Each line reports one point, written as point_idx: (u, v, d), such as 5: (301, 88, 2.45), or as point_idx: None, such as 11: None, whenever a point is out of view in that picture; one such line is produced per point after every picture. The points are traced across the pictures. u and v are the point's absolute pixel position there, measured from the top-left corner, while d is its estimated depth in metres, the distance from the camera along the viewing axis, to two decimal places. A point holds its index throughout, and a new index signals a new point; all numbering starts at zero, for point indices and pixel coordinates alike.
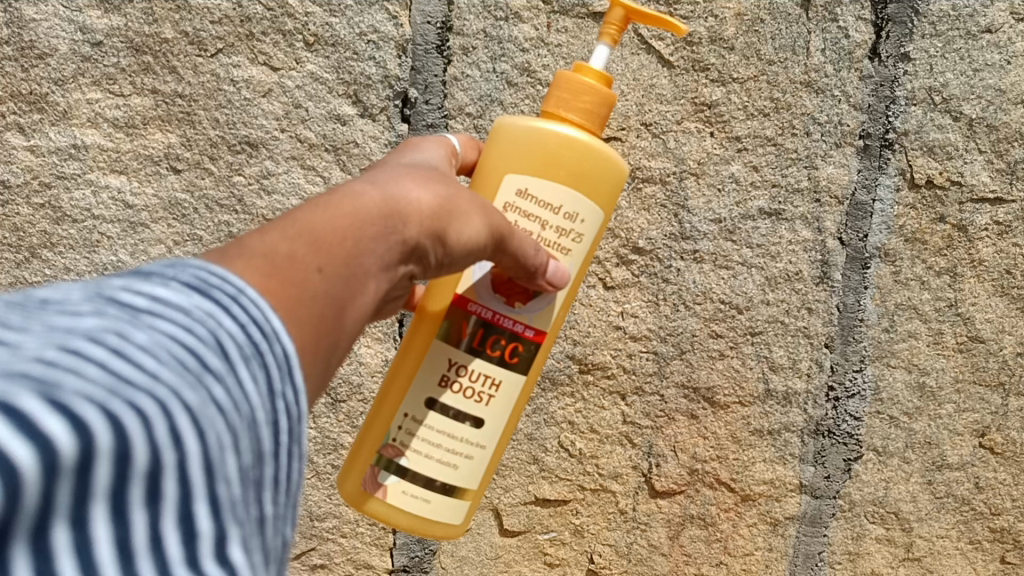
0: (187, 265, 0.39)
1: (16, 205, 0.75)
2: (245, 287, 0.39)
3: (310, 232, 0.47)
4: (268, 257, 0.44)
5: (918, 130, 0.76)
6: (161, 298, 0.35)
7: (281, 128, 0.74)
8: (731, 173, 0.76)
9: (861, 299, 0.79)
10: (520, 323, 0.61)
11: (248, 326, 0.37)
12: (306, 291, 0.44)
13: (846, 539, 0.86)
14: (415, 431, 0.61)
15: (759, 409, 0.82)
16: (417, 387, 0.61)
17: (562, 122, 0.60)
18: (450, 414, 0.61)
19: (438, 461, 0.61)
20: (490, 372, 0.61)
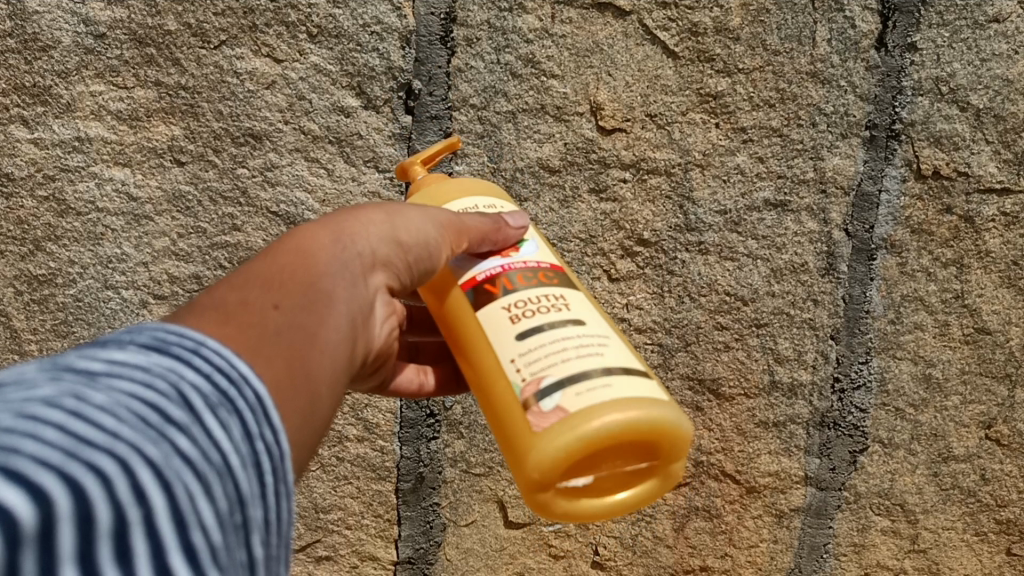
0: (145, 328, 0.40)
1: (19, 198, 0.75)
2: (203, 340, 0.40)
3: (264, 275, 0.49)
4: (221, 305, 0.45)
5: (925, 121, 0.75)
6: (117, 358, 0.36)
7: (285, 120, 0.74)
8: (737, 164, 0.76)
9: (867, 291, 0.79)
10: (528, 261, 0.62)
11: (213, 375, 0.38)
12: (269, 324, 0.45)
13: (852, 530, 0.87)
14: (533, 357, 0.56)
15: (765, 401, 0.82)
16: (500, 340, 0.58)
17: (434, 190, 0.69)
18: (547, 330, 0.57)
19: (579, 357, 0.56)
20: (540, 291, 0.60)
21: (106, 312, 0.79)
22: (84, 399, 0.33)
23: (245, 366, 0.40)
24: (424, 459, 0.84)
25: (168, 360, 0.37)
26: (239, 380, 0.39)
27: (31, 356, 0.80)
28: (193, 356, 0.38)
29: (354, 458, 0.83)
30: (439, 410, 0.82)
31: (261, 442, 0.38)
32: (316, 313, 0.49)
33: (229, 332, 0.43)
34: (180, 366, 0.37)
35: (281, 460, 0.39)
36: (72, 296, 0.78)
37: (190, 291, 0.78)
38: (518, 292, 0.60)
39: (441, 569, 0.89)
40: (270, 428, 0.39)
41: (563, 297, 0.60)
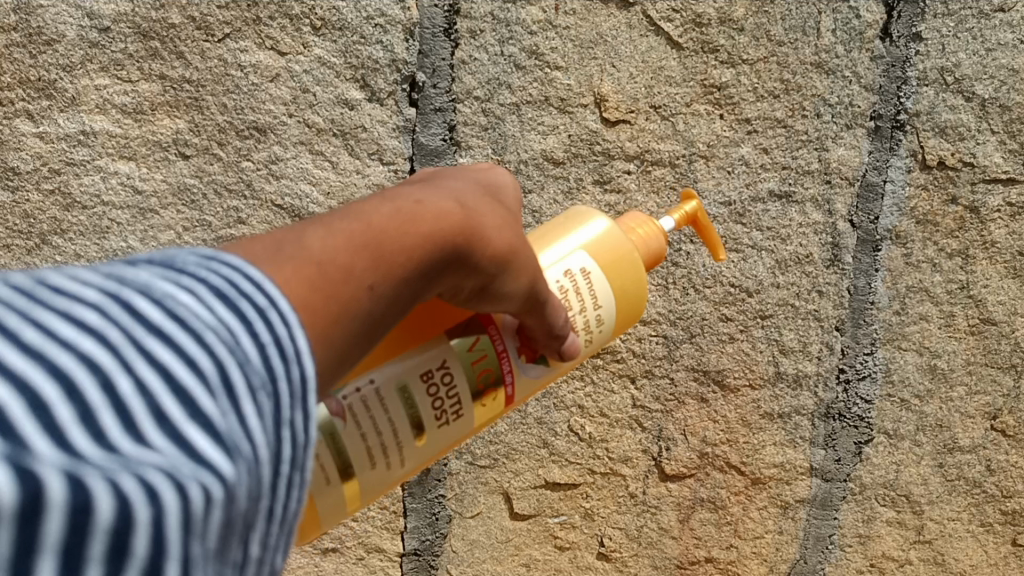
0: (224, 270, 0.35)
1: (26, 192, 0.75)
2: (279, 300, 0.35)
3: (381, 245, 0.43)
4: (320, 270, 0.40)
5: (930, 111, 0.75)
6: (178, 307, 0.32)
7: (289, 113, 0.74)
8: (741, 156, 0.76)
9: (872, 282, 0.79)
10: (509, 372, 0.61)
11: (267, 348, 0.33)
12: (347, 317, 0.40)
13: (857, 521, 0.87)
14: (372, 403, 0.57)
15: (770, 392, 0.82)
16: (403, 360, 0.58)
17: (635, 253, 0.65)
18: (408, 404, 0.58)
19: (366, 446, 0.57)
20: (461, 388, 0.60)
21: None
22: (132, 360, 0.29)
23: (303, 341, 0.35)
24: None
25: (232, 321, 0.32)
26: (293, 359, 0.34)
27: None
28: (257, 318, 0.33)
29: None
30: None
31: (293, 433, 0.34)
32: (394, 310, 0.44)
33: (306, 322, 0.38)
34: (239, 331, 0.32)
35: (303, 457, 0.35)
36: None
37: None
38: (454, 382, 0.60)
39: (447, 562, 0.89)
40: (305, 414, 0.35)
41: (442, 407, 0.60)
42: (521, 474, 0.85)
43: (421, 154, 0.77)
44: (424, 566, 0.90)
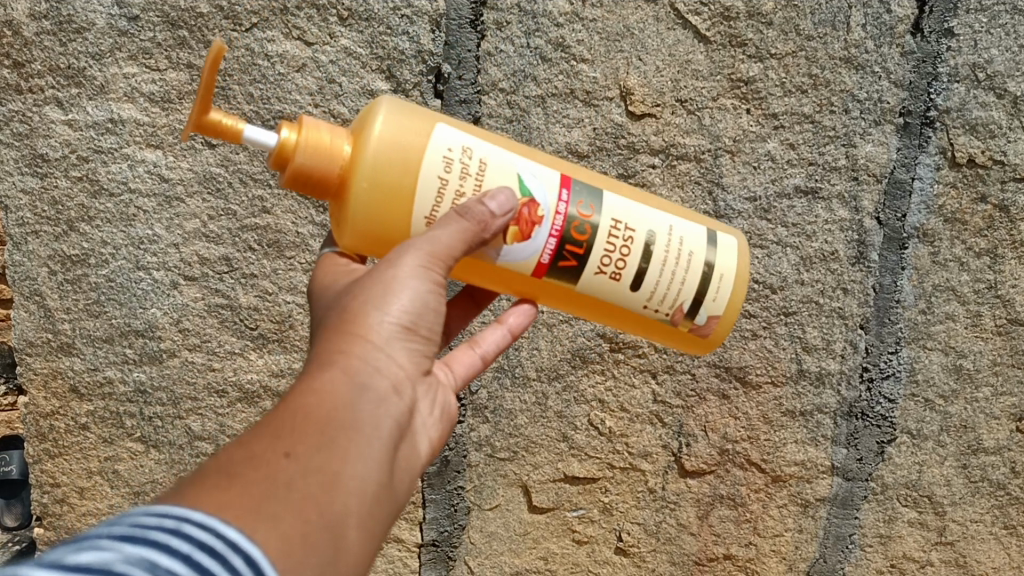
0: (118, 520, 0.37)
1: (54, 178, 0.76)
2: (186, 513, 0.38)
3: (264, 423, 0.46)
4: (221, 474, 0.42)
5: (960, 108, 0.74)
6: (84, 561, 0.33)
7: (314, 103, 0.75)
8: (767, 151, 0.75)
9: (897, 280, 0.78)
10: (559, 205, 0.57)
11: (194, 555, 0.35)
12: (274, 485, 0.42)
13: (878, 521, 0.86)
14: (656, 296, 0.60)
15: (792, 390, 0.81)
16: (610, 295, 0.60)
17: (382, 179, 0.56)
18: (649, 263, 0.59)
19: (676, 270, 0.60)
20: (607, 232, 0.58)
21: (138, 292, 0.79)
22: None
23: (232, 532, 0.38)
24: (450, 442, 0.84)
25: (146, 551, 0.34)
26: (228, 551, 0.36)
27: (65, 334, 0.81)
28: (170, 537, 0.36)
29: None
30: (465, 395, 0.82)
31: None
32: (336, 455, 0.46)
33: (220, 500, 0.40)
34: (158, 554, 0.34)
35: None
36: (104, 276, 0.79)
37: (221, 272, 0.79)
38: (594, 249, 0.58)
39: (465, 554, 0.90)
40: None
41: (639, 233, 0.59)
42: (539, 467, 0.85)
43: None
44: (442, 558, 0.90)
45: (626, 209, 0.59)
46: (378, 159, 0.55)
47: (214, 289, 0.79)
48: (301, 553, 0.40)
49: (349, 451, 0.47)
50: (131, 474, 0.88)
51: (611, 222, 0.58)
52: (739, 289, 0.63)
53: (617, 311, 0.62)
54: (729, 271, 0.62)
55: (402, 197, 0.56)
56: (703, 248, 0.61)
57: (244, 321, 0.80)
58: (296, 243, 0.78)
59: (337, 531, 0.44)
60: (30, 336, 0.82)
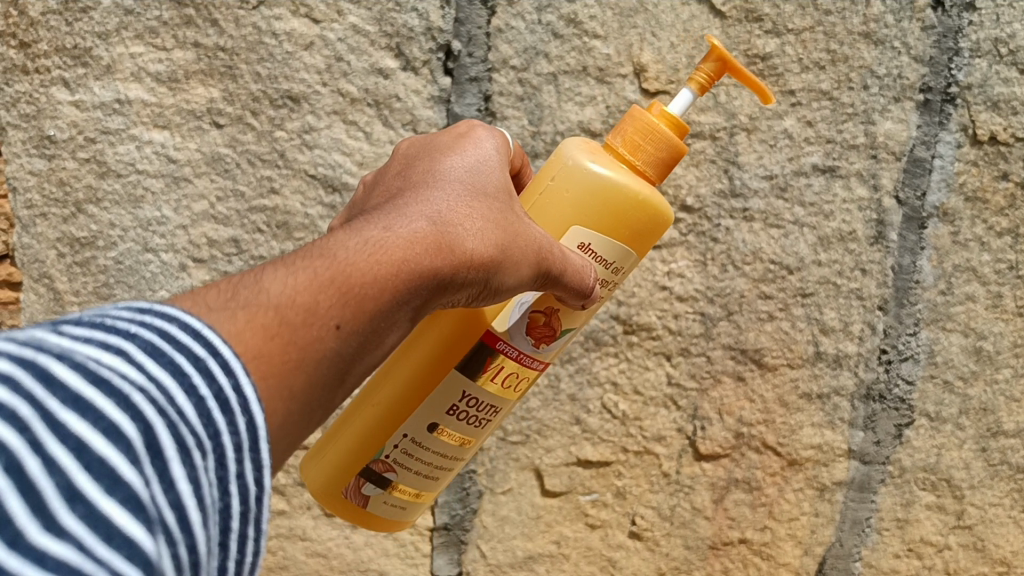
0: (163, 313, 0.40)
1: (61, 160, 0.74)
2: (219, 352, 0.39)
3: (343, 276, 0.47)
4: (279, 312, 0.45)
5: (982, 84, 0.74)
6: (103, 371, 0.35)
7: (322, 82, 0.74)
8: (785, 129, 0.75)
9: (917, 260, 0.77)
10: (536, 359, 0.62)
11: (208, 403, 0.38)
12: (309, 359, 0.46)
13: (895, 505, 0.83)
14: (410, 452, 0.62)
15: (808, 372, 0.79)
16: (425, 407, 0.61)
17: (632, 194, 0.60)
18: (450, 437, 0.62)
19: (423, 478, 0.63)
20: (495, 401, 0.62)
21: (147, 275, 0.76)
22: (43, 438, 0.33)
23: (252, 392, 0.40)
24: None
25: (165, 378, 0.37)
26: (238, 410, 0.39)
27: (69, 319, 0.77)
28: (193, 372, 0.38)
29: None
30: None
31: (241, 481, 0.38)
32: (368, 342, 0.49)
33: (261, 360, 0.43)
34: (173, 390, 0.37)
35: (261, 504, 0.39)
36: (113, 258, 0.76)
37: (229, 255, 0.77)
38: (486, 389, 0.61)
39: (477, 537, 0.84)
40: (253, 463, 0.39)
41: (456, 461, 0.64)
42: (552, 451, 0.81)
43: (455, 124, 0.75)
44: (454, 542, 0.85)
45: (470, 452, 0.64)
46: (628, 199, 0.60)
47: (223, 271, 0.77)
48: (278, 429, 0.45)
49: (376, 347, 0.50)
50: None
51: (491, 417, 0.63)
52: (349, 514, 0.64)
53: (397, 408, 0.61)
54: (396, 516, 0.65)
55: (601, 225, 0.60)
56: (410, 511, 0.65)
57: None
58: (305, 224, 0.76)
59: (311, 422, 0.48)
60: (40, 320, 0.77)
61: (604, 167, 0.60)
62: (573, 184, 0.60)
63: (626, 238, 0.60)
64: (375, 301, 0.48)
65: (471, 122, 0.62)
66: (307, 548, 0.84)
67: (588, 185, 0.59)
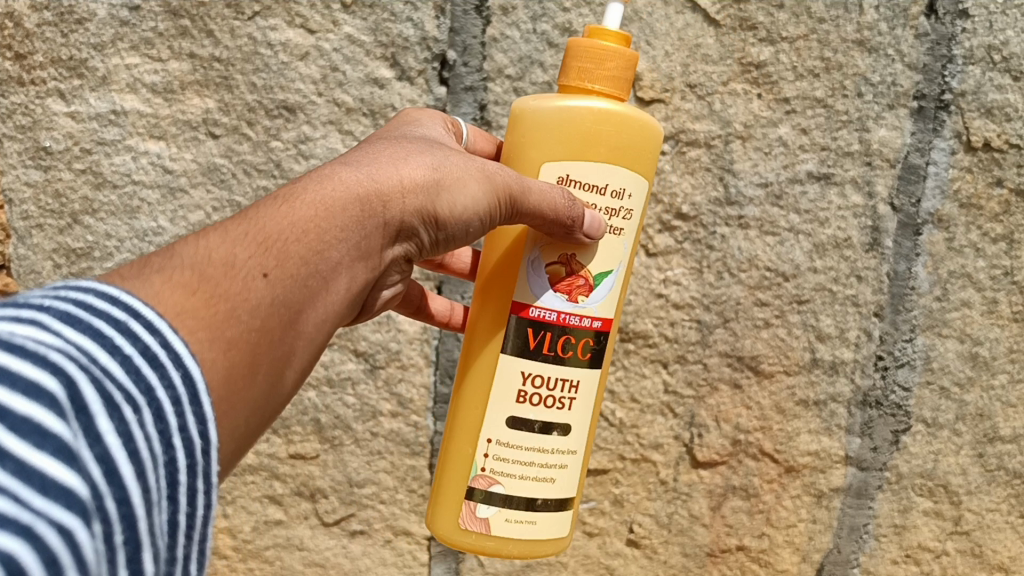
0: (81, 289, 0.43)
1: (57, 171, 0.74)
2: (138, 316, 0.43)
3: (263, 232, 0.52)
4: (199, 271, 0.50)
5: (976, 91, 0.74)
6: (19, 341, 0.38)
7: (318, 92, 0.74)
8: (779, 136, 0.75)
9: (912, 266, 0.77)
10: (586, 316, 0.63)
11: (134, 360, 0.41)
12: (244, 308, 0.50)
13: (893, 511, 0.83)
14: (500, 455, 0.64)
15: (805, 379, 0.79)
16: (495, 405, 0.63)
17: (595, 114, 0.61)
18: (535, 425, 0.63)
19: (534, 479, 0.64)
20: (565, 374, 0.63)
21: None
22: None
23: (180, 348, 0.44)
24: None
25: (83, 342, 0.40)
26: (168, 364, 0.43)
27: None
28: (115, 337, 0.41)
29: (388, 433, 0.81)
30: None
31: (183, 433, 0.42)
32: (304, 289, 0.53)
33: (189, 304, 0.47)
34: (94, 351, 0.40)
35: (207, 456, 0.43)
36: (109, 269, 0.76)
37: None
38: (546, 363, 0.63)
39: None
40: (195, 415, 0.43)
41: (565, 456, 0.65)
42: None
43: None
44: (451, 551, 0.85)
45: (574, 437, 0.65)
46: (587, 122, 0.61)
47: None
48: (236, 380, 0.49)
49: (315, 293, 0.54)
50: None
51: (573, 391, 0.64)
52: (519, 545, 0.64)
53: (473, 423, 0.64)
54: (534, 521, 0.64)
55: (574, 155, 0.61)
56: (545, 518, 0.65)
57: None
58: None
59: (274, 373, 0.52)
60: None
61: (559, 99, 0.62)
62: (532, 128, 0.62)
63: (603, 158, 0.62)
64: (296, 246, 0.53)
65: (412, 112, 0.68)
66: (304, 558, 0.84)
67: (547, 122, 0.62)
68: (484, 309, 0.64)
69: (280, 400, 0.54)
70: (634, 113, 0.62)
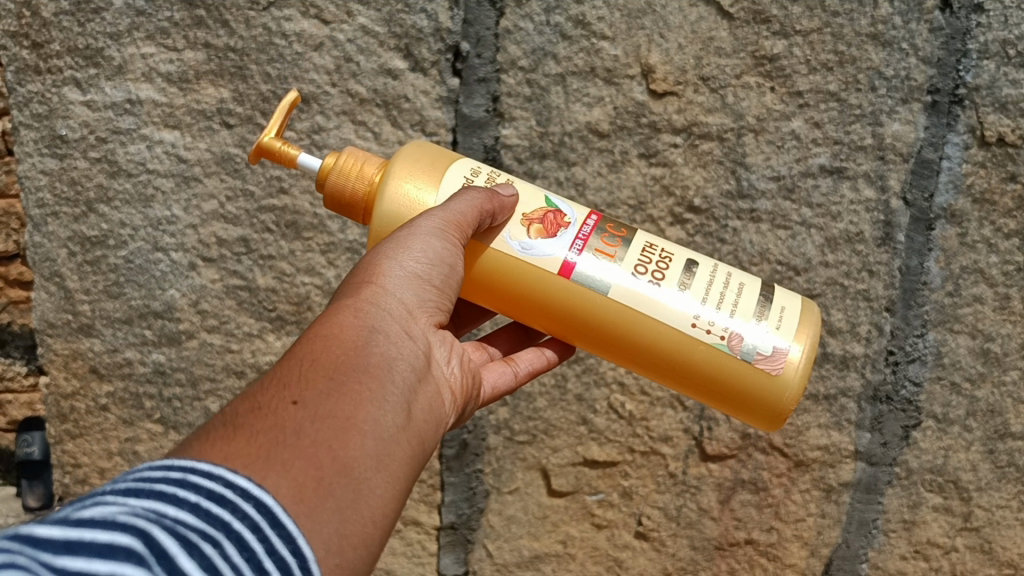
0: (128, 474, 0.41)
1: (73, 159, 0.75)
2: (192, 467, 0.41)
3: (275, 380, 0.51)
4: (230, 424, 0.47)
5: (991, 85, 0.74)
6: (84, 516, 0.36)
7: (332, 82, 0.74)
8: (792, 130, 0.75)
9: (925, 262, 0.77)
10: (586, 220, 0.65)
11: (201, 503, 0.38)
12: (284, 429, 0.47)
13: (902, 506, 0.83)
14: (708, 316, 0.63)
15: (815, 373, 0.79)
16: (660, 308, 0.62)
17: (393, 186, 0.64)
18: (692, 284, 0.63)
19: (734, 291, 0.64)
20: (639, 249, 0.64)
21: (157, 274, 0.77)
22: None
23: (242, 480, 0.41)
24: (468, 425, 0.82)
25: (151, 505, 0.38)
26: (237, 498, 0.40)
27: (84, 316, 0.79)
28: (176, 489, 0.39)
29: None
30: None
31: (274, 556, 0.39)
32: (350, 396, 0.51)
33: (229, 449, 0.44)
34: (162, 507, 0.38)
35: (306, 572, 0.40)
36: (123, 257, 0.77)
37: (238, 254, 0.77)
38: (626, 259, 0.64)
39: (484, 536, 0.86)
40: (282, 536, 0.40)
41: (725, 275, 0.65)
42: (559, 450, 0.82)
43: (464, 124, 0.76)
44: (461, 540, 0.86)
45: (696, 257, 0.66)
46: (395, 190, 0.64)
47: (232, 271, 0.77)
48: (315, 493, 0.44)
49: (363, 395, 0.51)
50: (151, 455, 0.84)
51: (659, 253, 0.64)
52: (807, 325, 0.64)
53: (670, 347, 0.63)
54: (786, 304, 0.65)
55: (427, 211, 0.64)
56: (787, 299, 0.65)
57: (262, 303, 0.78)
58: (314, 224, 0.76)
59: (352, 479, 0.47)
60: (51, 318, 0.79)
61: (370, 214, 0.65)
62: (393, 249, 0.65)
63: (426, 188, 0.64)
64: (316, 370, 0.51)
65: None
66: None
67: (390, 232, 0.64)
68: (556, 300, 0.64)
69: (377, 505, 0.49)
70: (401, 156, 0.65)
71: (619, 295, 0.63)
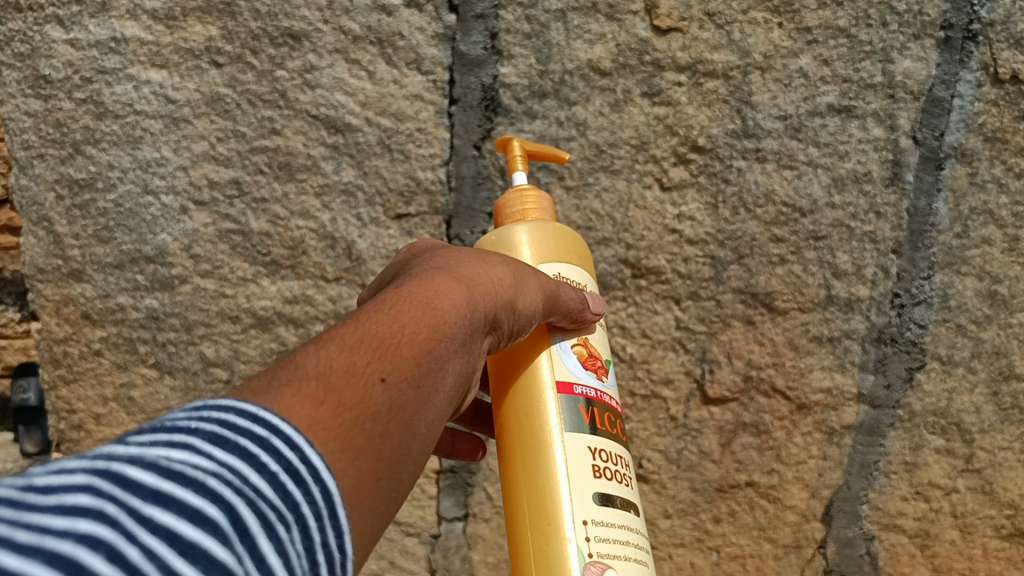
0: (212, 407, 0.38)
1: (58, 100, 0.73)
2: (278, 425, 0.38)
3: (371, 338, 0.47)
4: (323, 379, 0.43)
5: (1005, 20, 0.72)
6: (176, 466, 0.34)
7: (324, 19, 0.72)
8: (799, 67, 0.73)
9: (933, 202, 0.75)
10: (610, 396, 0.65)
11: (280, 476, 0.36)
12: (369, 412, 0.44)
13: (903, 449, 0.83)
14: (597, 531, 0.59)
15: (819, 316, 0.78)
16: (577, 476, 0.60)
17: (525, 238, 0.66)
18: (613, 503, 0.60)
19: (632, 565, 0.59)
20: (618, 450, 0.63)
21: (148, 217, 0.76)
22: (135, 531, 0.31)
23: (318, 459, 0.38)
24: None
25: (235, 462, 0.35)
26: (310, 479, 0.37)
27: (74, 261, 0.77)
28: (261, 450, 0.36)
29: None
30: None
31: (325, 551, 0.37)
32: (425, 389, 0.48)
33: (320, 416, 0.40)
34: (246, 469, 0.35)
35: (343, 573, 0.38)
36: (113, 201, 0.75)
37: (230, 197, 0.75)
38: (602, 437, 0.62)
39: (483, 480, 0.85)
40: (336, 528, 0.38)
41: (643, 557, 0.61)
42: None
43: (461, 63, 0.74)
44: (460, 484, 0.86)
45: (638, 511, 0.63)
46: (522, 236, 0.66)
47: (225, 215, 0.76)
48: (367, 488, 0.42)
49: (432, 392, 0.49)
50: (147, 401, 0.81)
51: (625, 475, 0.63)
52: None
53: (551, 502, 0.59)
54: None
55: None
56: None
57: (256, 247, 0.76)
58: (308, 166, 0.75)
59: (395, 479, 0.44)
60: (39, 263, 0.78)
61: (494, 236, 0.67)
62: None
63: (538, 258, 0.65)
64: (411, 348, 0.48)
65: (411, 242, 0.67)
66: None
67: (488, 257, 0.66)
68: (517, 405, 0.62)
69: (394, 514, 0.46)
70: (559, 230, 0.67)
71: (563, 440, 0.61)
